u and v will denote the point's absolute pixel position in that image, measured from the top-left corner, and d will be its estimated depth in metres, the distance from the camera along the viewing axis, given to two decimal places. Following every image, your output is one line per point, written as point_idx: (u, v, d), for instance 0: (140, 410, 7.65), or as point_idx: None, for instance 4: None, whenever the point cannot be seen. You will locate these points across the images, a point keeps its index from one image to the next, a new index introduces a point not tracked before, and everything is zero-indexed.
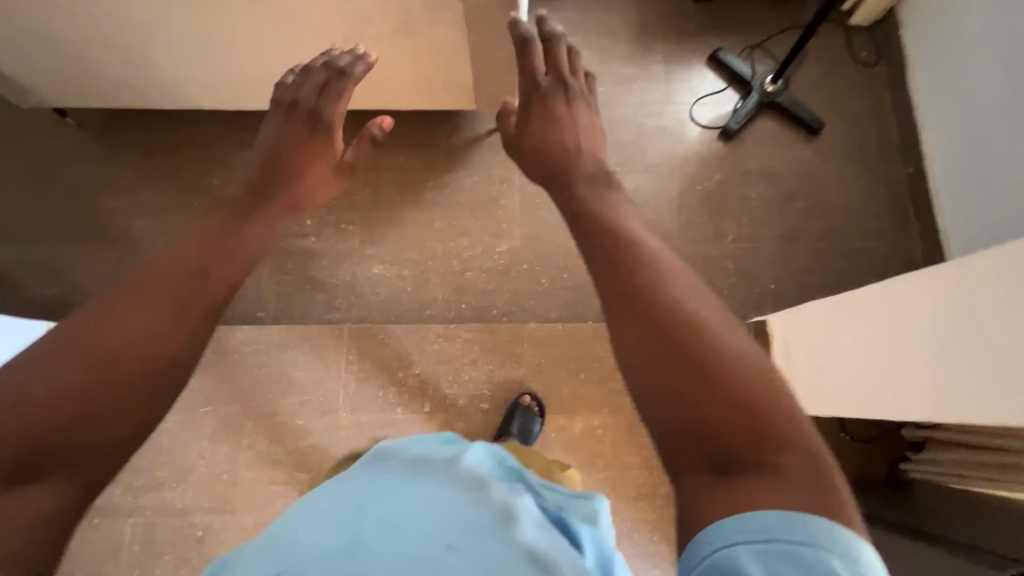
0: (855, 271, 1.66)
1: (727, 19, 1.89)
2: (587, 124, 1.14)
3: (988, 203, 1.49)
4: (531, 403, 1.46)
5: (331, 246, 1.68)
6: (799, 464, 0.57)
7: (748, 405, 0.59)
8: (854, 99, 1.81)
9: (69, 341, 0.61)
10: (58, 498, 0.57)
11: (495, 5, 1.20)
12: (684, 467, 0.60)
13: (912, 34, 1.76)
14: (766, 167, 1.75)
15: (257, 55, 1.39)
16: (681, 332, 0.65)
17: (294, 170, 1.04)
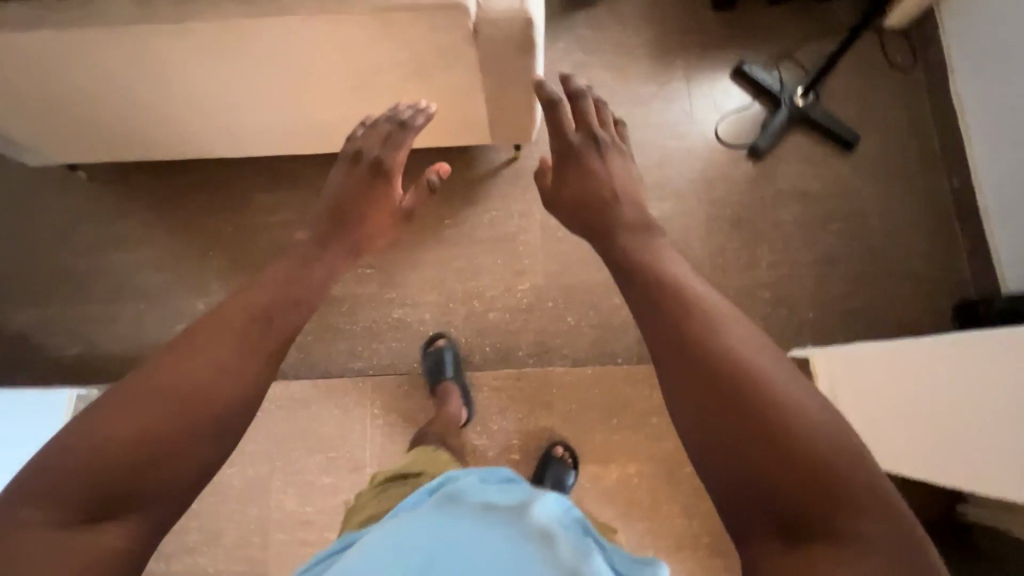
0: (898, 296, 1.58)
1: (751, 28, 1.79)
2: (621, 174, 1.05)
3: None
4: (564, 454, 1.41)
5: (349, 292, 1.63)
6: (877, 530, 0.55)
7: (816, 466, 0.58)
8: (891, 107, 1.70)
9: (148, 387, 0.65)
10: (129, 537, 0.60)
11: (512, 48, 1.12)
12: (752, 531, 0.59)
13: (952, 32, 1.63)
14: (799, 186, 1.66)
15: (262, 107, 1.32)
16: (737, 390, 0.63)
17: (361, 218, 1.02)
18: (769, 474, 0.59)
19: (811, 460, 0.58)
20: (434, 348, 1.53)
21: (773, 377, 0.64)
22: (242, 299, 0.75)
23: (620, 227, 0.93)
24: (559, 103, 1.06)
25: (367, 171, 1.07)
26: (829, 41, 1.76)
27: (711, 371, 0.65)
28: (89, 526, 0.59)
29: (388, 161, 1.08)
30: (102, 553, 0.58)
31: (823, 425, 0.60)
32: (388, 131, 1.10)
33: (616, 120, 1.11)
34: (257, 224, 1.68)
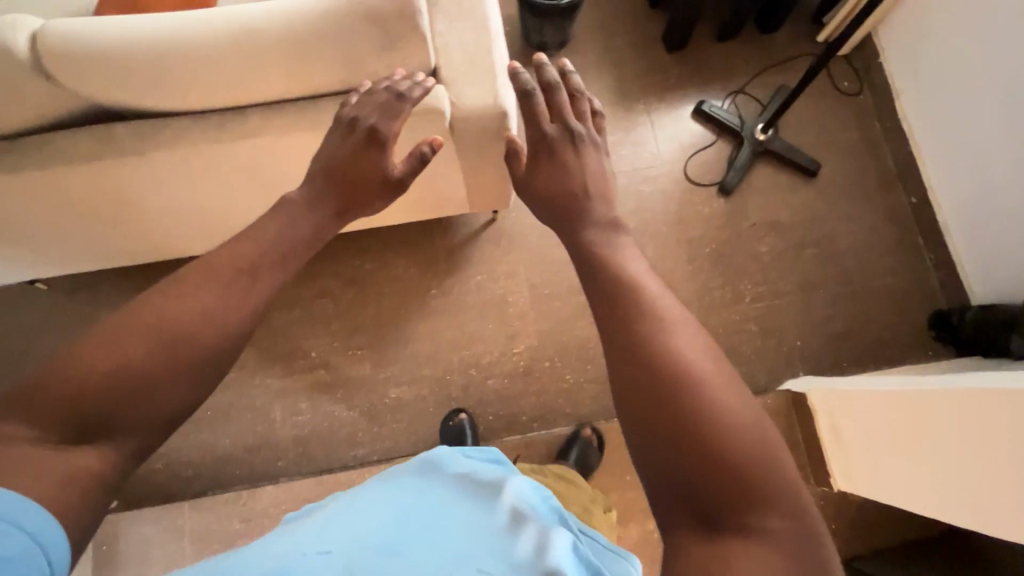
0: (876, 314, 1.64)
1: (704, 66, 1.85)
2: (596, 169, 0.95)
3: (1006, 238, 1.47)
4: (591, 436, 1.50)
5: (341, 377, 1.60)
6: (784, 529, 0.59)
7: (737, 469, 0.60)
8: (845, 132, 1.78)
9: (137, 319, 0.63)
10: (107, 462, 0.60)
11: (488, 138, 1.11)
12: (675, 524, 0.61)
13: (896, 58, 1.73)
14: (771, 217, 1.71)
15: (219, 214, 1.22)
16: (678, 393, 0.63)
17: (346, 189, 0.85)
18: (696, 473, 0.61)
19: (734, 464, 0.60)
20: (453, 422, 1.52)
21: (712, 383, 0.64)
22: (232, 245, 0.71)
23: (587, 227, 0.85)
24: (537, 88, 0.97)
25: (361, 141, 0.88)
26: (778, 73, 1.84)
27: (655, 376, 0.64)
28: (70, 447, 0.59)
29: (383, 133, 0.89)
30: (81, 476, 0.58)
31: (753, 432, 0.62)
32: (383, 100, 0.90)
33: (594, 112, 1.01)
34: None
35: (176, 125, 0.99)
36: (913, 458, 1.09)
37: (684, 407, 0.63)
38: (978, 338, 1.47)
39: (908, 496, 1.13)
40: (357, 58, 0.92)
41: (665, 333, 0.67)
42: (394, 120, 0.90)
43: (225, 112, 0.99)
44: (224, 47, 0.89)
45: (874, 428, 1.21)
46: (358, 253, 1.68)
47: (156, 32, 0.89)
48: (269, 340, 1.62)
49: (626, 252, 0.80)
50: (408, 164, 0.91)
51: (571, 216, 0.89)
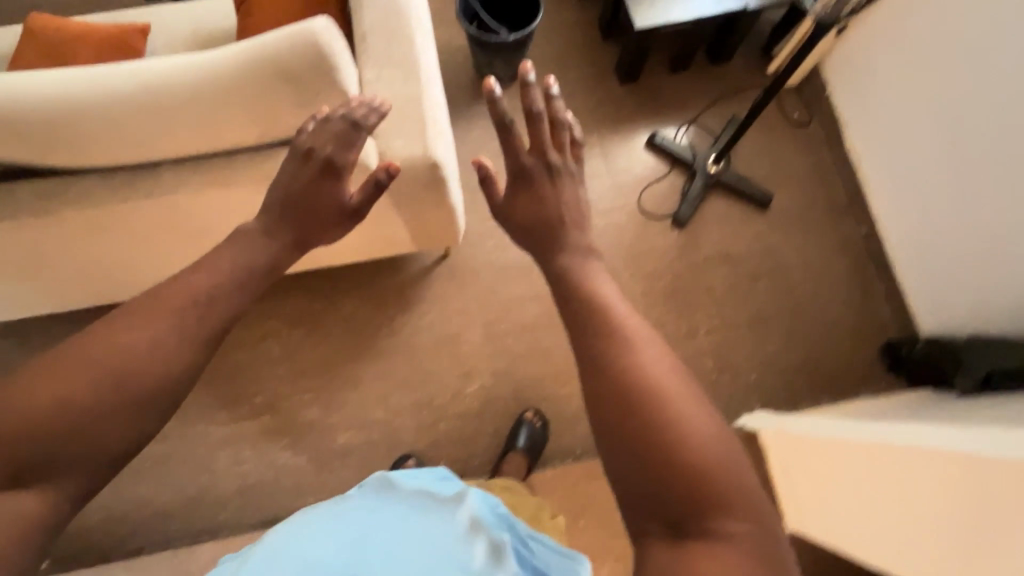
0: (829, 346, 1.64)
1: (657, 97, 1.85)
2: (572, 200, 0.94)
3: (953, 273, 1.47)
4: (534, 418, 1.52)
5: (287, 423, 1.54)
6: (747, 531, 0.62)
7: (702, 477, 0.63)
8: (796, 163, 1.79)
9: (86, 357, 0.67)
10: (55, 500, 0.65)
11: (422, 187, 1.09)
12: (645, 531, 0.64)
13: (840, 92, 1.75)
14: (724, 249, 1.71)
15: (135, 265, 1.16)
16: (645, 410, 0.67)
17: (304, 218, 0.85)
18: (663, 483, 0.64)
19: (700, 472, 0.63)
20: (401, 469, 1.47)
21: (678, 398, 0.67)
22: (191, 278, 0.74)
23: (563, 254, 0.88)
24: (512, 120, 0.89)
25: (316, 172, 0.85)
26: (731, 104, 1.85)
27: (623, 392, 0.68)
28: (21, 484, 0.64)
29: (339, 164, 0.85)
30: (22, 517, 0.63)
31: (715, 442, 0.65)
32: (338, 131, 0.84)
33: (574, 143, 0.94)
34: None
35: (81, 183, 0.95)
36: (855, 504, 1.08)
37: (651, 422, 0.66)
38: (924, 370, 1.49)
39: (854, 542, 1.11)
40: (272, 114, 0.90)
41: (634, 351, 0.71)
42: (347, 149, 0.86)
43: (150, 168, 0.95)
44: (145, 101, 0.86)
45: (820, 471, 1.20)
46: (305, 292, 1.63)
47: (77, 81, 0.87)
48: (212, 385, 1.56)
49: (599, 277, 0.83)
50: (361, 194, 0.87)
51: (545, 240, 0.90)
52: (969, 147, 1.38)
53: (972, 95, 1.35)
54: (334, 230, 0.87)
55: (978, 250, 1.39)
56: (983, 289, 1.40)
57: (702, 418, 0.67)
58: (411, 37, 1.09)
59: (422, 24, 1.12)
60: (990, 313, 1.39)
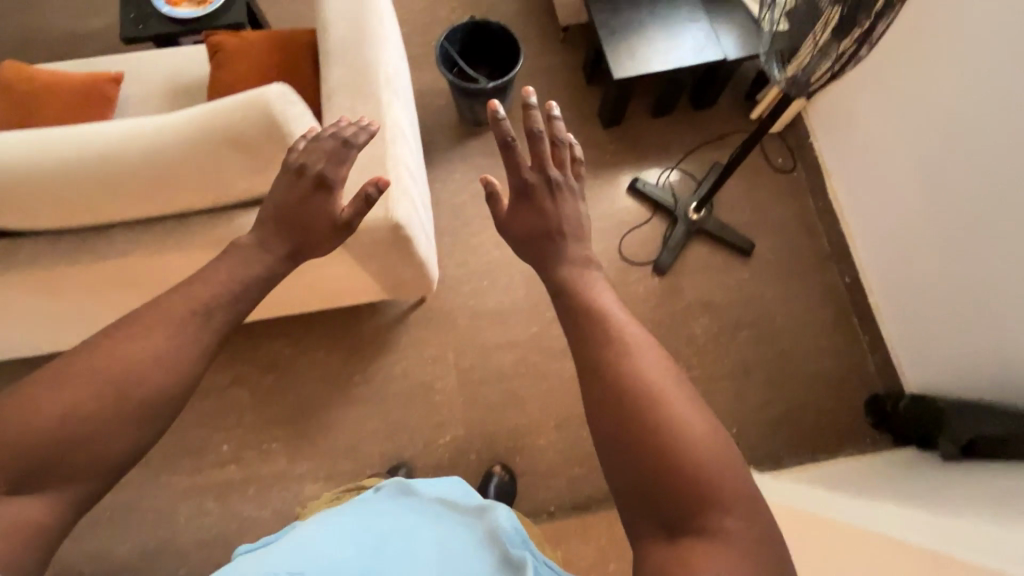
0: (812, 400, 1.60)
1: (639, 142, 1.84)
2: (570, 212, 0.96)
3: (940, 334, 1.43)
4: (502, 472, 1.48)
5: (253, 474, 1.50)
6: (742, 527, 0.65)
7: (697, 475, 0.66)
8: (779, 210, 1.77)
9: (91, 362, 0.68)
10: (52, 511, 0.64)
11: (385, 246, 1.06)
12: (645, 528, 0.67)
13: (825, 140, 1.73)
14: (705, 297, 1.69)
15: (90, 318, 1.13)
16: (640, 414, 0.70)
17: (302, 233, 0.85)
18: (660, 483, 0.67)
19: (696, 472, 0.66)
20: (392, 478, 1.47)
21: (673, 402, 0.71)
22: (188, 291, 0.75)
23: (563, 265, 0.90)
24: (515, 139, 0.93)
25: (308, 187, 0.85)
26: (713, 148, 1.83)
27: (624, 395, 0.72)
28: (20, 492, 0.63)
29: (328, 177, 0.85)
30: (28, 525, 0.63)
31: (710, 440, 0.69)
32: (329, 148, 0.85)
33: (573, 160, 0.97)
34: None
35: (30, 245, 0.94)
36: None
37: (648, 425, 0.69)
38: (908, 427, 1.45)
39: None
40: (225, 178, 0.89)
41: (634, 358, 0.75)
42: (341, 164, 0.86)
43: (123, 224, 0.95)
44: (121, 159, 0.86)
45: None
46: (279, 336, 1.60)
47: (57, 136, 0.88)
48: (178, 432, 1.53)
49: (599, 287, 0.87)
50: (353, 209, 0.86)
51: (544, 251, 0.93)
52: (952, 209, 1.34)
53: (947, 153, 1.33)
54: (328, 245, 0.86)
55: (965, 315, 1.34)
56: (971, 356, 1.34)
57: (699, 421, 0.70)
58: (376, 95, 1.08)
59: (389, 82, 1.12)
60: (979, 380, 1.33)
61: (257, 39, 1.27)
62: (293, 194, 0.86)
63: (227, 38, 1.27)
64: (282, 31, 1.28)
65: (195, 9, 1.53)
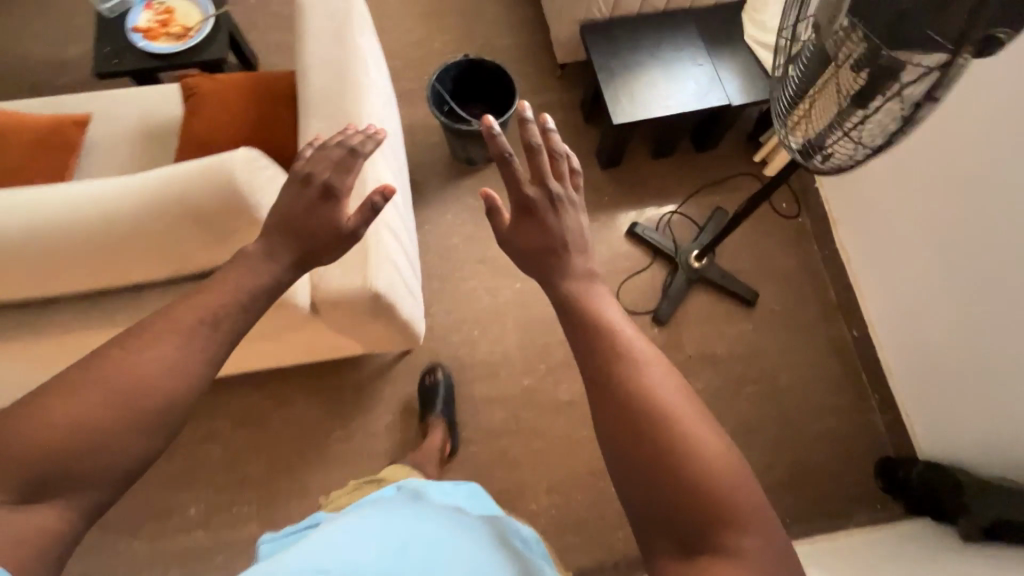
0: (820, 461, 1.51)
1: (639, 184, 1.77)
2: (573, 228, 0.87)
3: (958, 399, 1.33)
4: None
5: (222, 539, 1.39)
6: (759, 545, 0.61)
7: (712, 496, 0.62)
8: (783, 258, 1.70)
9: (94, 371, 0.61)
10: (63, 520, 0.59)
11: (362, 315, 0.98)
12: (658, 550, 0.64)
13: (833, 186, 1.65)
14: (707, 350, 1.60)
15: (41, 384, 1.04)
16: (653, 439, 0.65)
17: (303, 240, 0.79)
18: (672, 502, 0.63)
19: (711, 493, 0.62)
20: (428, 381, 1.49)
21: (686, 417, 0.66)
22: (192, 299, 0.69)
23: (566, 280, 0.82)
24: (512, 153, 0.84)
25: (316, 197, 0.81)
26: (715, 192, 1.76)
27: (633, 418, 0.66)
28: (28, 502, 0.58)
29: (337, 187, 0.81)
30: (39, 534, 0.57)
31: (724, 455, 0.64)
32: (336, 156, 0.83)
33: (574, 172, 0.88)
34: None
35: None
36: None
37: (659, 445, 0.64)
38: (922, 499, 1.36)
39: None
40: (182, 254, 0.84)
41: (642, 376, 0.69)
42: (348, 174, 0.83)
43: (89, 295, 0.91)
44: (82, 233, 0.82)
45: None
46: (255, 388, 1.51)
47: (17, 206, 0.84)
48: (143, 493, 1.42)
49: (603, 298, 0.80)
50: (361, 215, 0.81)
51: (548, 265, 0.84)
52: (972, 268, 1.25)
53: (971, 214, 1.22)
54: (334, 252, 0.80)
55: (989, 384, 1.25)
56: (995, 428, 1.25)
57: (713, 441, 0.65)
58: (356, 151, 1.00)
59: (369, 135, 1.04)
60: (1007, 455, 1.23)
61: (234, 83, 1.19)
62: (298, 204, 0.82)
63: (203, 81, 1.19)
64: (261, 74, 1.20)
65: (175, 44, 1.45)
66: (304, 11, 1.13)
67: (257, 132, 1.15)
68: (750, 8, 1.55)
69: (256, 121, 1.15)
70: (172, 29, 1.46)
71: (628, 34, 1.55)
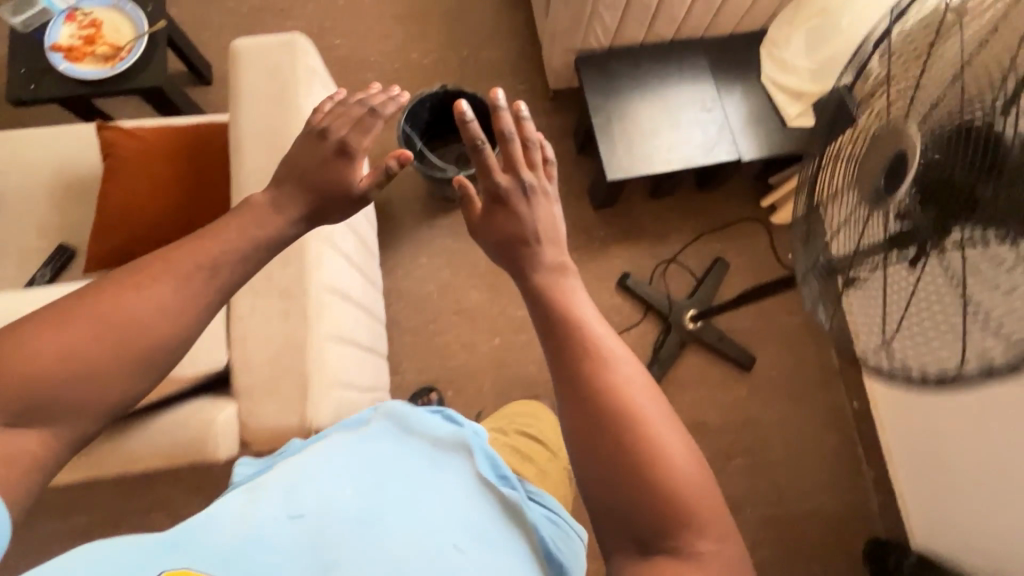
0: (804, 541, 1.44)
1: (633, 226, 1.61)
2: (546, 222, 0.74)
3: (958, 510, 1.21)
4: None
5: None
6: (718, 549, 0.56)
7: (672, 501, 0.56)
8: (786, 316, 1.56)
9: (94, 308, 0.62)
10: (48, 444, 0.60)
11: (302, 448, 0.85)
12: (617, 550, 0.58)
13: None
14: (696, 417, 1.50)
15: None
16: (618, 439, 0.58)
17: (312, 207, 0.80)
18: (632, 506, 0.57)
19: (672, 498, 0.56)
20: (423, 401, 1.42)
21: (652, 418, 0.59)
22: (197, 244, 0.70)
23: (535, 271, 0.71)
24: (485, 141, 0.71)
25: (330, 153, 0.82)
26: (715, 239, 1.62)
27: (599, 414, 0.59)
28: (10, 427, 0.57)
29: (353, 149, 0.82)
30: (23, 459, 0.58)
31: (688, 456, 0.59)
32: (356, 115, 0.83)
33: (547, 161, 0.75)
34: (56, 533, 1.35)
35: None
36: None
37: (623, 454, 0.57)
38: None
39: None
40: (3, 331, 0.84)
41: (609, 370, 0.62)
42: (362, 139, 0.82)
43: None
44: None
45: None
46: None
47: None
48: None
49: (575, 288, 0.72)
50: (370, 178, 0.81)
51: (518, 259, 0.73)
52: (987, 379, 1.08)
53: None
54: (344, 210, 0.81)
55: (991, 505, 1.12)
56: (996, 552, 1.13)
57: (678, 446, 0.58)
58: (303, 256, 0.84)
59: (325, 235, 0.90)
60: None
61: (170, 131, 1.02)
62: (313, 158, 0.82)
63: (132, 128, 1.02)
64: (202, 120, 1.05)
65: (102, 67, 1.25)
66: (237, 60, 0.93)
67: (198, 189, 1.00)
68: (769, 42, 1.36)
69: (196, 177, 1.00)
70: (99, 48, 1.25)
71: (628, 68, 1.35)
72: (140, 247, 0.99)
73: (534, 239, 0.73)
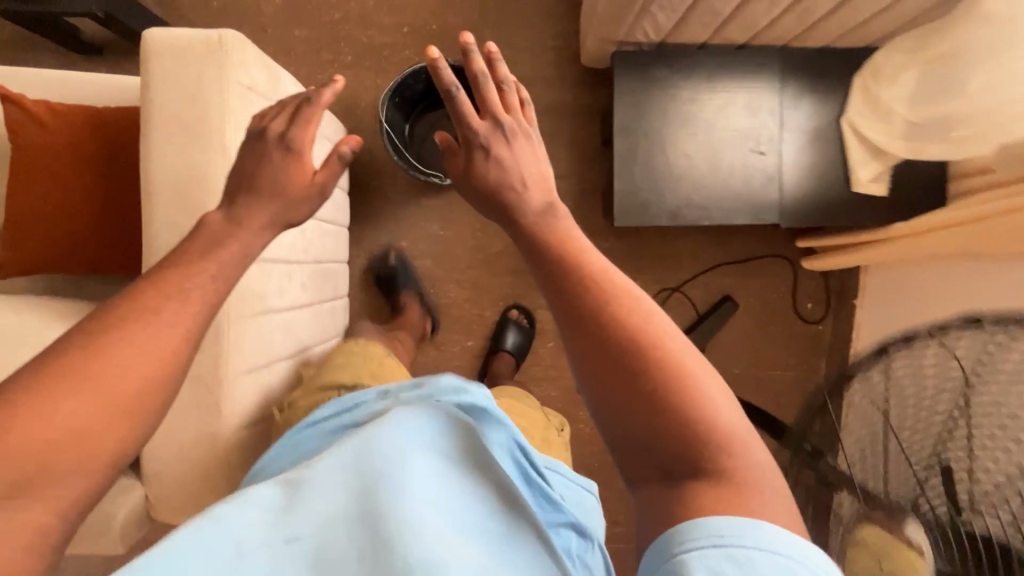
0: None
1: (642, 242, 1.43)
2: (528, 168, 0.60)
3: None
4: None
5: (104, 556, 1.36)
6: (758, 468, 0.43)
7: (702, 421, 0.43)
8: (781, 369, 1.46)
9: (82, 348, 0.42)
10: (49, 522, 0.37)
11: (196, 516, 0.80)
12: (638, 478, 0.45)
13: (868, 334, 1.33)
14: None
15: None
16: (637, 362, 0.45)
17: None
18: (651, 430, 0.44)
19: (698, 419, 0.43)
20: None
21: (671, 338, 0.46)
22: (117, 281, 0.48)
23: (518, 211, 0.58)
24: (455, 85, 0.61)
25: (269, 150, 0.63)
26: (729, 273, 1.44)
27: (604, 335, 0.46)
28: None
29: (295, 143, 0.63)
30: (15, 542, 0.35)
31: (710, 367, 0.46)
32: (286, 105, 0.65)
33: (525, 99, 0.63)
34: None
35: None
36: None
37: (638, 376, 0.44)
38: None
39: None
40: None
41: (622, 299, 0.48)
42: (310, 127, 0.64)
43: None
44: None
45: None
46: None
47: None
48: None
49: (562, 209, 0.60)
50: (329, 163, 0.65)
51: (503, 208, 0.60)
52: None
53: None
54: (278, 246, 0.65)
55: None
56: None
57: (701, 369, 0.45)
58: (224, 342, 0.75)
59: (260, 304, 0.80)
60: None
61: (102, 113, 0.88)
62: (254, 160, 0.63)
63: (57, 104, 0.87)
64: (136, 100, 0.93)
65: None
66: (147, 61, 0.71)
67: (123, 181, 0.88)
68: (870, 71, 1.04)
69: (135, 175, 0.88)
70: None
71: (676, 77, 1.07)
72: (43, 253, 0.88)
73: (519, 185, 0.59)
